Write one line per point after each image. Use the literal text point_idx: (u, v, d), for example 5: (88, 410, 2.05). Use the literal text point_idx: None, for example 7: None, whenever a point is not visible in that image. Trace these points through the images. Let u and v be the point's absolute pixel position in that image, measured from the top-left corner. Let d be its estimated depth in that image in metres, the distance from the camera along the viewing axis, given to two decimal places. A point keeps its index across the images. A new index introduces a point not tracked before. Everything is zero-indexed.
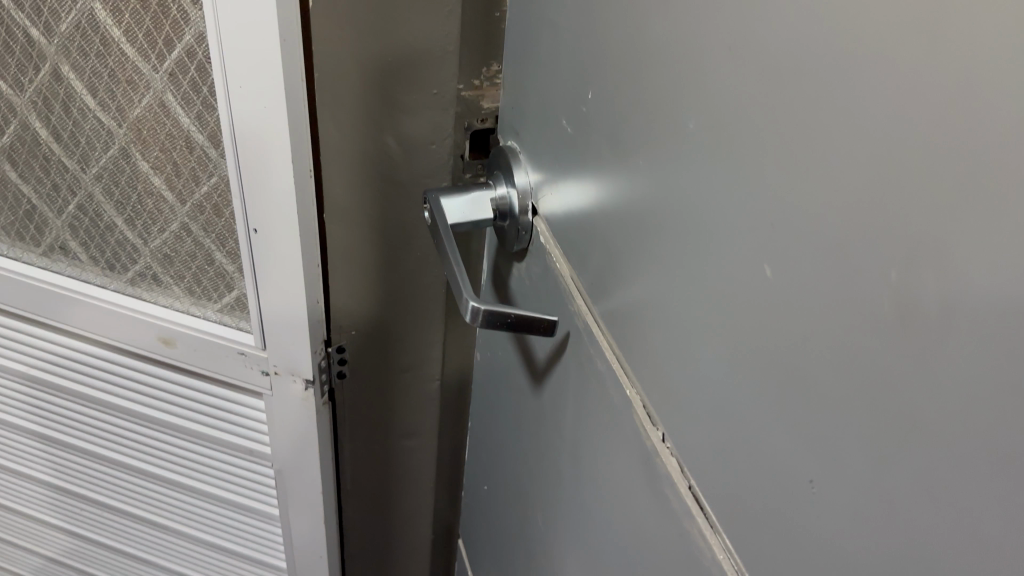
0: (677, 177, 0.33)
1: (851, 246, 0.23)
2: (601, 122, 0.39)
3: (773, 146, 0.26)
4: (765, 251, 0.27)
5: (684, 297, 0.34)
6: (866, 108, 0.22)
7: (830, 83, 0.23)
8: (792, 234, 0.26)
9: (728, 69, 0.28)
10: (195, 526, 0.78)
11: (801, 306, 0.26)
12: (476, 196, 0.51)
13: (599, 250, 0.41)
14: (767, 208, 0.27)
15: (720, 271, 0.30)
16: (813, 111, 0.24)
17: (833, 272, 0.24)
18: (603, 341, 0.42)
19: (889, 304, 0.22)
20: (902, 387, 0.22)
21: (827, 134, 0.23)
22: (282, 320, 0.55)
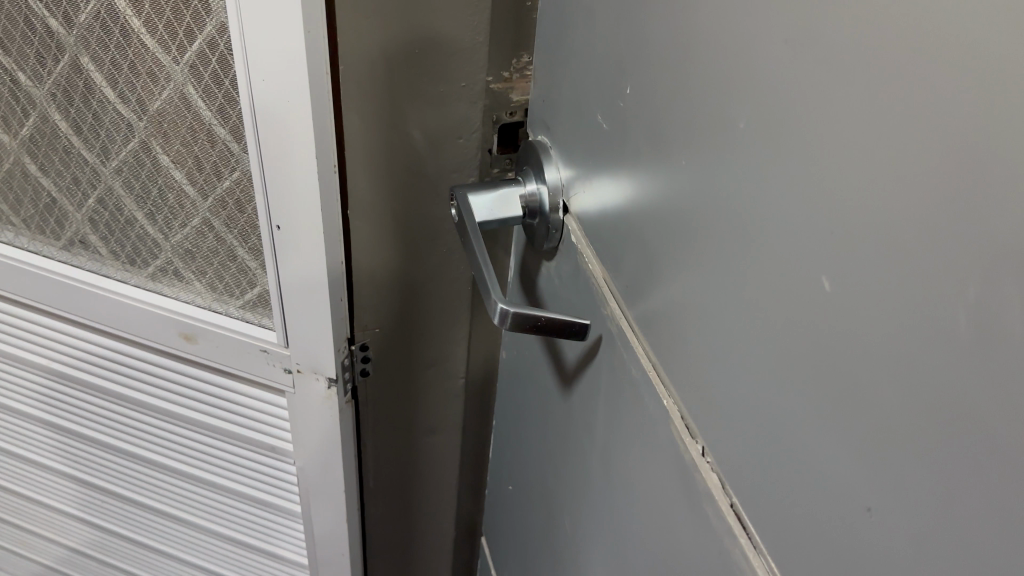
0: (722, 179, 0.31)
1: (931, 259, 0.21)
2: (639, 119, 0.37)
3: (836, 151, 0.24)
4: (824, 261, 0.26)
5: (728, 307, 0.32)
6: (954, 109, 0.20)
7: (909, 82, 0.21)
8: (858, 244, 0.24)
9: (784, 67, 0.26)
10: (215, 520, 0.78)
11: (868, 321, 0.24)
12: (505, 192, 0.50)
13: (634, 252, 0.40)
14: (827, 215, 0.25)
15: (771, 280, 0.29)
16: (887, 113, 0.22)
17: (908, 286, 0.22)
18: (638, 347, 0.41)
19: (977, 324, 0.20)
20: (989, 411, 0.20)
21: (903, 138, 0.22)
22: (306, 318, 0.54)
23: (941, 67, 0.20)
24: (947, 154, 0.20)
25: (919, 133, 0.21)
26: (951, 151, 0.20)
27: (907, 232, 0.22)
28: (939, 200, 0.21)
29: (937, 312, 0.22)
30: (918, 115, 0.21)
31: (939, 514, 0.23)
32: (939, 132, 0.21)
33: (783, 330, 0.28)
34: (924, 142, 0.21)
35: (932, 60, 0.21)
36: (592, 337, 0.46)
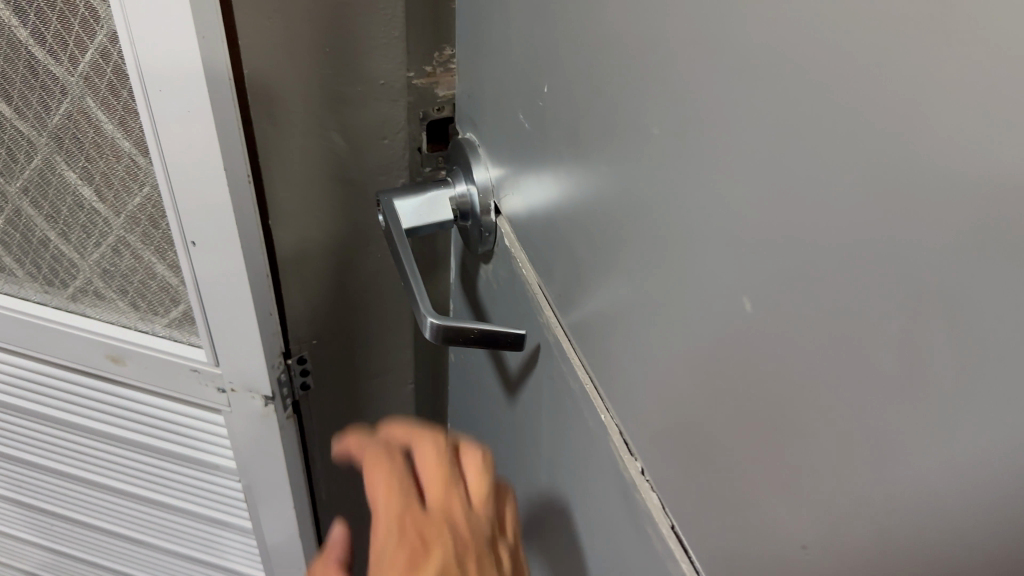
0: (643, 186, 0.28)
1: (854, 281, 0.19)
2: (559, 119, 0.35)
3: (750, 161, 0.22)
4: (746, 279, 0.23)
5: (655, 323, 0.30)
6: (867, 115, 0.18)
7: (822, 89, 0.19)
8: (777, 262, 0.22)
9: (693, 66, 0.24)
10: (168, 539, 0.75)
11: (792, 346, 0.22)
12: (435, 194, 0.47)
13: (564, 258, 0.37)
14: (748, 231, 0.23)
15: (693, 298, 0.26)
16: (796, 123, 0.20)
17: (834, 309, 0.20)
18: (574, 357, 0.38)
19: (898, 353, 0.18)
20: (917, 447, 0.18)
21: (822, 149, 0.19)
22: (232, 338, 0.51)
23: (852, 71, 0.18)
24: (865, 165, 0.18)
25: (836, 142, 0.19)
26: (868, 163, 0.18)
27: (831, 250, 0.20)
28: (860, 215, 0.19)
29: (863, 339, 0.19)
30: (834, 121, 0.19)
31: (891, 558, 0.20)
32: (855, 142, 0.18)
33: (710, 351, 0.26)
34: (842, 152, 0.19)
35: (844, 63, 0.18)
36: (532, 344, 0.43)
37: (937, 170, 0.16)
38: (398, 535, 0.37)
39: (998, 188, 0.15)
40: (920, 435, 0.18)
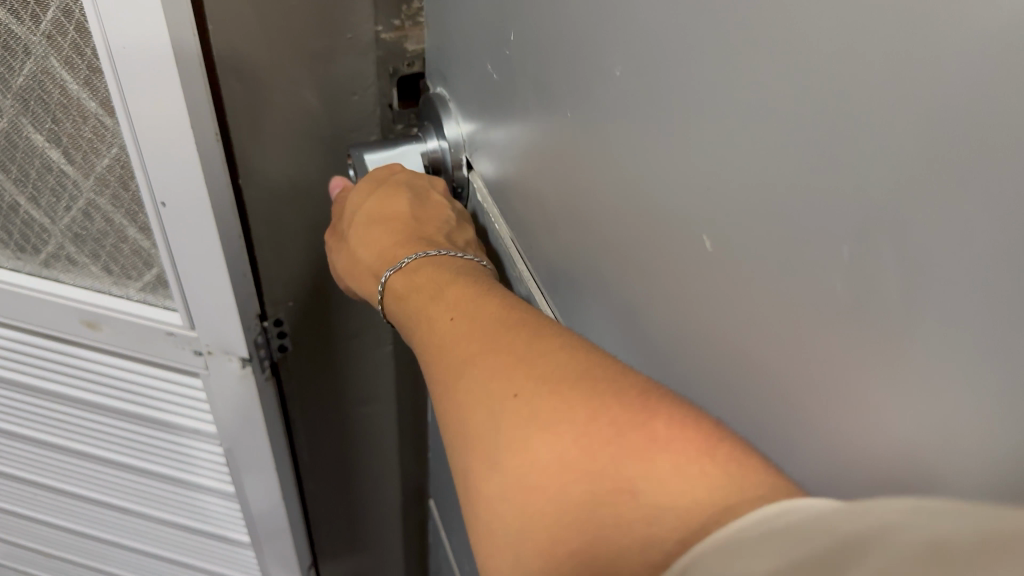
0: (608, 130, 0.28)
1: (810, 216, 0.19)
2: (525, 69, 0.34)
3: (705, 102, 0.22)
4: (708, 220, 0.23)
5: (621, 269, 0.30)
6: (818, 51, 0.18)
7: (774, 28, 0.19)
8: (734, 201, 0.22)
9: (651, 9, 0.24)
10: (149, 505, 0.75)
11: (752, 284, 0.22)
12: (405, 149, 0.46)
13: (534, 210, 0.37)
14: (708, 172, 0.23)
15: (656, 240, 0.27)
16: (749, 61, 0.20)
17: (791, 246, 0.20)
18: (546, 306, 0.39)
19: (854, 289, 0.18)
20: (871, 382, 0.18)
21: (773, 88, 0.19)
22: (208, 301, 0.51)
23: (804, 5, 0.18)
24: (815, 97, 0.18)
25: (791, 76, 0.18)
26: (821, 95, 0.18)
27: (786, 186, 0.20)
28: (812, 149, 0.18)
29: (818, 276, 0.19)
30: (788, 53, 0.18)
31: (843, 497, 0.21)
32: (808, 74, 0.18)
33: (672, 296, 0.26)
34: (795, 84, 0.18)
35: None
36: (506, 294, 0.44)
37: (886, 99, 0.16)
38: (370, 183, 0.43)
39: (944, 120, 0.15)
40: (875, 374, 0.18)
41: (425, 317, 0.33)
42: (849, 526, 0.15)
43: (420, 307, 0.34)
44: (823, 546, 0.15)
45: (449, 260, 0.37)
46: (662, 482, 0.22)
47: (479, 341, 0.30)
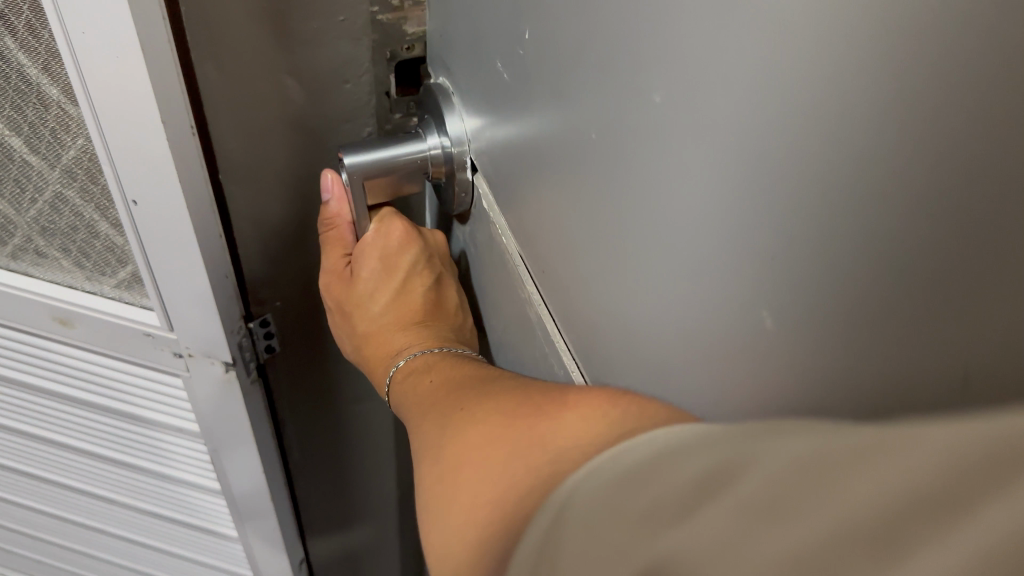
0: (632, 163, 0.23)
1: (900, 344, 0.14)
2: (540, 73, 0.29)
3: (770, 158, 0.17)
4: (761, 301, 0.19)
5: (639, 323, 0.25)
6: (944, 131, 0.13)
7: (881, 90, 0.14)
8: (800, 288, 0.17)
9: (696, 33, 0.19)
10: (130, 495, 0.71)
11: (812, 385, 0.17)
12: (394, 155, 0.41)
13: (545, 232, 0.33)
14: (767, 243, 0.18)
15: (687, 302, 0.22)
16: (840, 125, 0.15)
17: (865, 369, 0.15)
18: (554, 332, 0.34)
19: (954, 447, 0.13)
20: None
21: (870, 166, 0.14)
22: (186, 303, 0.46)
23: (931, 67, 0.13)
24: (936, 189, 0.13)
25: (899, 151, 0.14)
26: (941, 191, 0.13)
27: (872, 292, 0.15)
28: (918, 258, 0.14)
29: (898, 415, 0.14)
30: (900, 121, 0.13)
31: None
32: (927, 158, 0.13)
33: (708, 377, 0.22)
34: (904, 165, 0.14)
35: (920, 59, 0.13)
36: (512, 311, 0.40)
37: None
38: (378, 255, 0.45)
39: None
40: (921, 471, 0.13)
41: (416, 397, 0.37)
42: (699, 437, 0.13)
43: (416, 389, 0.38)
44: (677, 479, 0.13)
45: (448, 351, 0.41)
46: (567, 436, 0.24)
47: (451, 407, 0.33)
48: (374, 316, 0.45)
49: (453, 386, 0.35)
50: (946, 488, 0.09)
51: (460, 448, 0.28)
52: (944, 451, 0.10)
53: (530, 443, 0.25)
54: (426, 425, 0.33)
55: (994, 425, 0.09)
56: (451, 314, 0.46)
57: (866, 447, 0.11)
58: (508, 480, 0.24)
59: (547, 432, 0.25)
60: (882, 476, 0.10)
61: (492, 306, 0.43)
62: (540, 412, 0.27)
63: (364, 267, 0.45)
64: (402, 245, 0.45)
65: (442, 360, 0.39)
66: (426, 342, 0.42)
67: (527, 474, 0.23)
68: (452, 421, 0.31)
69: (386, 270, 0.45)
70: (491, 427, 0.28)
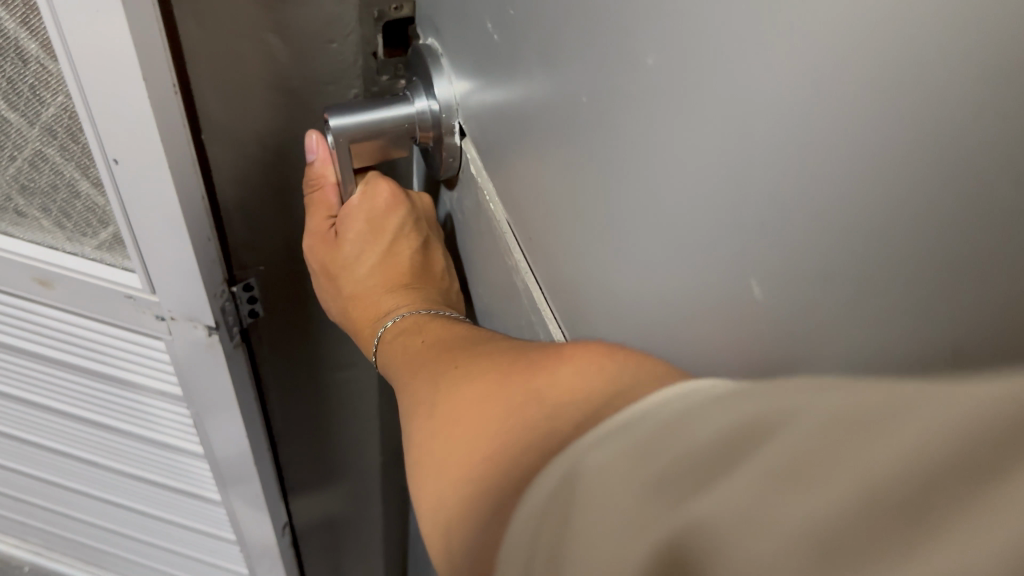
0: (621, 126, 0.23)
1: (881, 315, 0.14)
2: (531, 35, 0.29)
3: (759, 124, 0.17)
4: (746, 268, 0.18)
5: (626, 289, 0.25)
6: (939, 101, 0.12)
7: (877, 57, 0.13)
8: (787, 260, 0.17)
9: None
10: (112, 457, 0.70)
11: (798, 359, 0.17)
12: (380, 119, 0.40)
13: (533, 198, 0.32)
14: (754, 211, 0.18)
15: (674, 270, 0.22)
16: (834, 92, 0.14)
17: (851, 345, 0.15)
18: (542, 300, 0.34)
19: None
20: None
21: (863, 135, 0.14)
22: (168, 266, 0.46)
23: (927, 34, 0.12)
24: (927, 156, 0.13)
25: (892, 121, 0.13)
26: (936, 160, 0.12)
27: (860, 266, 0.14)
28: (907, 229, 0.13)
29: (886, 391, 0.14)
30: (895, 89, 0.13)
31: None
32: (919, 127, 0.13)
33: (693, 348, 0.22)
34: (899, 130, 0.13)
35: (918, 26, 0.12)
36: (498, 278, 0.39)
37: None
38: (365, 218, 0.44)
39: None
40: None
41: (404, 356, 0.37)
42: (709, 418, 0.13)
43: (403, 350, 0.37)
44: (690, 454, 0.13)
45: (437, 313, 0.40)
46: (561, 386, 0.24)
47: (439, 368, 0.33)
48: (360, 278, 0.44)
49: (443, 346, 0.35)
50: (944, 471, 0.09)
51: (449, 411, 0.28)
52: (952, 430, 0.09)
53: (524, 397, 0.25)
54: (419, 382, 0.33)
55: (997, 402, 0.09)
56: (437, 277, 0.45)
57: (865, 431, 0.10)
58: (504, 439, 0.23)
59: (541, 385, 0.24)
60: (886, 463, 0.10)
61: (478, 272, 0.43)
62: (532, 364, 0.26)
63: (350, 229, 0.45)
64: (388, 207, 0.45)
65: (430, 321, 0.39)
66: (414, 302, 0.41)
67: (526, 436, 0.23)
68: (442, 380, 0.31)
69: (372, 232, 0.45)
70: (482, 382, 0.28)
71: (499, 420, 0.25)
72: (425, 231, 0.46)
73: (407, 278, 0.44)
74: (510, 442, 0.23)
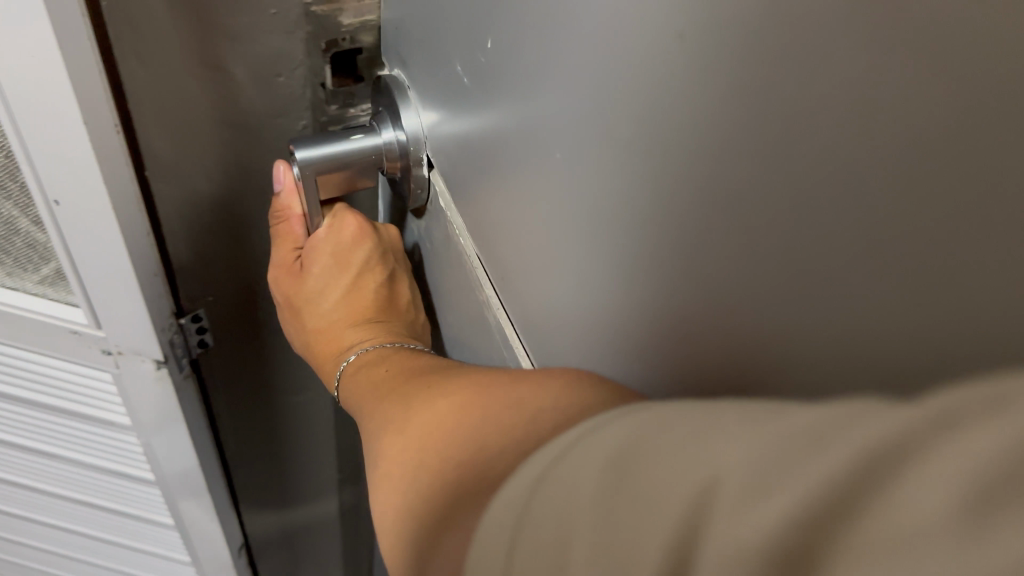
0: (601, 186, 0.23)
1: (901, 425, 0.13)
2: (499, 84, 0.28)
3: (754, 214, 0.17)
4: (725, 333, 0.19)
5: (616, 352, 0.25)
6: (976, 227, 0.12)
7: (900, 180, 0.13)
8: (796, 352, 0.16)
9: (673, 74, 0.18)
10: (59, 484, 0.69)
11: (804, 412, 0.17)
12: (347, 150, 0.40)
13: (503, 242, 0.32)
14: (731, 285, 0.18)
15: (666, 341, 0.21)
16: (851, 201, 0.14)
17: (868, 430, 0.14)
18: (517, 342, 0.33)
19: None
20: None
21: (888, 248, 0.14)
22: (114, 303, 0.45)
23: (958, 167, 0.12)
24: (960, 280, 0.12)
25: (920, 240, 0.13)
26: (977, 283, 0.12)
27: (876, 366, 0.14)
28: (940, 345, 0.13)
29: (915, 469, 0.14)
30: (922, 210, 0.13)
31: None
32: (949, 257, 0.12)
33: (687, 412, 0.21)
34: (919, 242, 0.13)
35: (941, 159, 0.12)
36: (468, 312, 0.39)
37: None
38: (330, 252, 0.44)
39: None
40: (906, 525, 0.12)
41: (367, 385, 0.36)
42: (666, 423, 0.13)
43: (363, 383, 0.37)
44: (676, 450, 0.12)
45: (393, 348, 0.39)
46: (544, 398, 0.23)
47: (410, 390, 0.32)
48: (325, 313, 0.44)
49: (414, 372, 0.34)
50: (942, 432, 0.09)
51: (421, 425, 0.27)
52: (875, 439, 0.09)
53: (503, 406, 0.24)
54: (393, 401, 0.32)
55: (913, 411, 0.09)
56: (403, 312, 0.45)
57: (793, 454, 0.10)
58: (477, 439, 0.23)
59: (522, 397, 0.24)
60: (805, 478, 0.10)
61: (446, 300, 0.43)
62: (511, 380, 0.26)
63: (315, 262, 0.44)
64: (355, 240, 0.44)
65: (392, 357, 0.38)
66: (379, 338, 0.41)
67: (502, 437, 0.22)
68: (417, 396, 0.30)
69: (338, 266, 0.44)
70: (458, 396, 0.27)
71: (474, 424, 0.24)
72: (393, 263, 0.46)
73: (372, 314, 0.43)
74: (487, 441, 0.22)
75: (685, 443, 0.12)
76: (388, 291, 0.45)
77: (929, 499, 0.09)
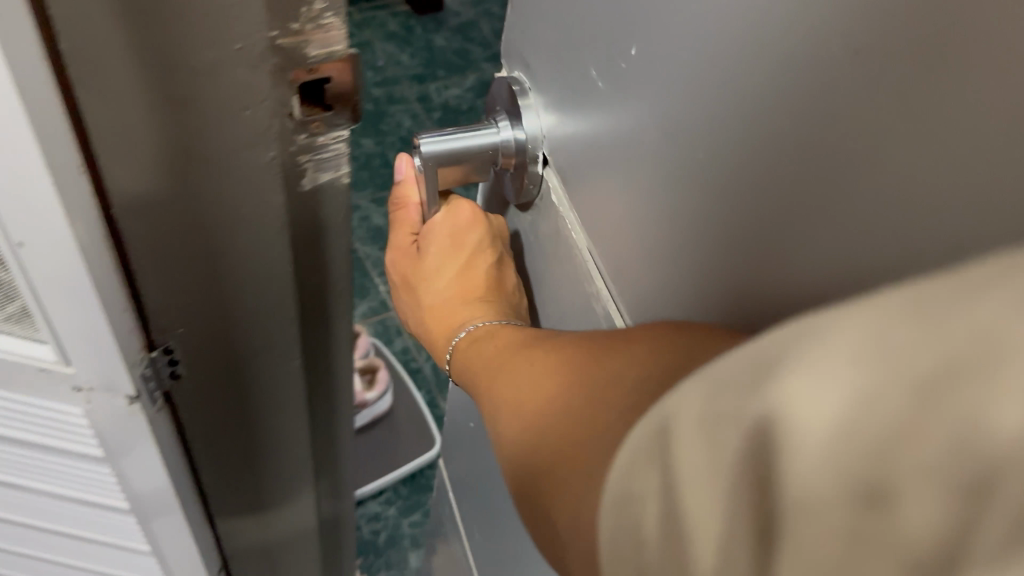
0: (737, 145, 0.36)
1: None
2: (654, 79, 0.41)
3: (842, 165, 0.31)
4: (839, 264, 0.32)
5: (701, 279, 0.41)
6: None
7: None
8: None
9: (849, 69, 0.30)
10: (26, 514, 0.67)
11: None
12: (469, 145, 0.57)
13: (641, 210, 0.45)
14: (786, 192, 0.34)
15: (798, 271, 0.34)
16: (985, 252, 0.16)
17: None
18: (616, 313, 0.51)
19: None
20: None
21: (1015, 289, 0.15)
22: (83, 340, 0.44)
23: None
24: None
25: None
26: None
27: None
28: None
29: None
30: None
31: None
32: None
33: None
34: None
35: None
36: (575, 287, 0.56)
37: None
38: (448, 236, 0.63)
39: None
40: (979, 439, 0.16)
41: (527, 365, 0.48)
42: (777, 334, 0.19)
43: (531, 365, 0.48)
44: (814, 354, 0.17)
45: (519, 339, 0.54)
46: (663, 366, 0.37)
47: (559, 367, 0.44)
48: (445, 283, 0.64)
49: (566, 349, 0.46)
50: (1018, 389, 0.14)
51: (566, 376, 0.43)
52: (968, 392, 0.15)
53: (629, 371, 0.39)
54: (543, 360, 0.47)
55: (989, 370, 0.15)
56: (502, 282, 0.63)
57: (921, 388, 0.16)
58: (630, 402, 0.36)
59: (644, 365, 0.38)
60: (930, 417, 0.16)
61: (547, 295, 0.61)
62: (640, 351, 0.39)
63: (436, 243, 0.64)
64: (469, 225, 0.63)
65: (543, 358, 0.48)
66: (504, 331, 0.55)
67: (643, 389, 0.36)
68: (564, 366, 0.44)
69: (455, 247, 0.63)
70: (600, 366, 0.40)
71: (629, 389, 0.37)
72: (499, 245, 0.64)
73: (480, 288, 0.62)
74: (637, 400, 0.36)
75: (812, 362, 0.17)
76: (501, 263, 0.63)
77: (1007, 424, 0.14)
